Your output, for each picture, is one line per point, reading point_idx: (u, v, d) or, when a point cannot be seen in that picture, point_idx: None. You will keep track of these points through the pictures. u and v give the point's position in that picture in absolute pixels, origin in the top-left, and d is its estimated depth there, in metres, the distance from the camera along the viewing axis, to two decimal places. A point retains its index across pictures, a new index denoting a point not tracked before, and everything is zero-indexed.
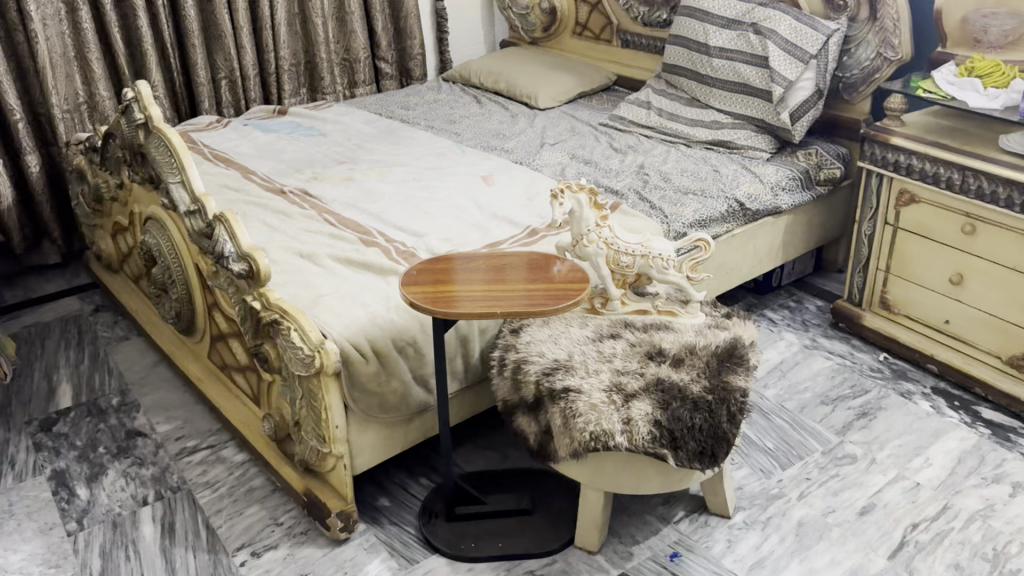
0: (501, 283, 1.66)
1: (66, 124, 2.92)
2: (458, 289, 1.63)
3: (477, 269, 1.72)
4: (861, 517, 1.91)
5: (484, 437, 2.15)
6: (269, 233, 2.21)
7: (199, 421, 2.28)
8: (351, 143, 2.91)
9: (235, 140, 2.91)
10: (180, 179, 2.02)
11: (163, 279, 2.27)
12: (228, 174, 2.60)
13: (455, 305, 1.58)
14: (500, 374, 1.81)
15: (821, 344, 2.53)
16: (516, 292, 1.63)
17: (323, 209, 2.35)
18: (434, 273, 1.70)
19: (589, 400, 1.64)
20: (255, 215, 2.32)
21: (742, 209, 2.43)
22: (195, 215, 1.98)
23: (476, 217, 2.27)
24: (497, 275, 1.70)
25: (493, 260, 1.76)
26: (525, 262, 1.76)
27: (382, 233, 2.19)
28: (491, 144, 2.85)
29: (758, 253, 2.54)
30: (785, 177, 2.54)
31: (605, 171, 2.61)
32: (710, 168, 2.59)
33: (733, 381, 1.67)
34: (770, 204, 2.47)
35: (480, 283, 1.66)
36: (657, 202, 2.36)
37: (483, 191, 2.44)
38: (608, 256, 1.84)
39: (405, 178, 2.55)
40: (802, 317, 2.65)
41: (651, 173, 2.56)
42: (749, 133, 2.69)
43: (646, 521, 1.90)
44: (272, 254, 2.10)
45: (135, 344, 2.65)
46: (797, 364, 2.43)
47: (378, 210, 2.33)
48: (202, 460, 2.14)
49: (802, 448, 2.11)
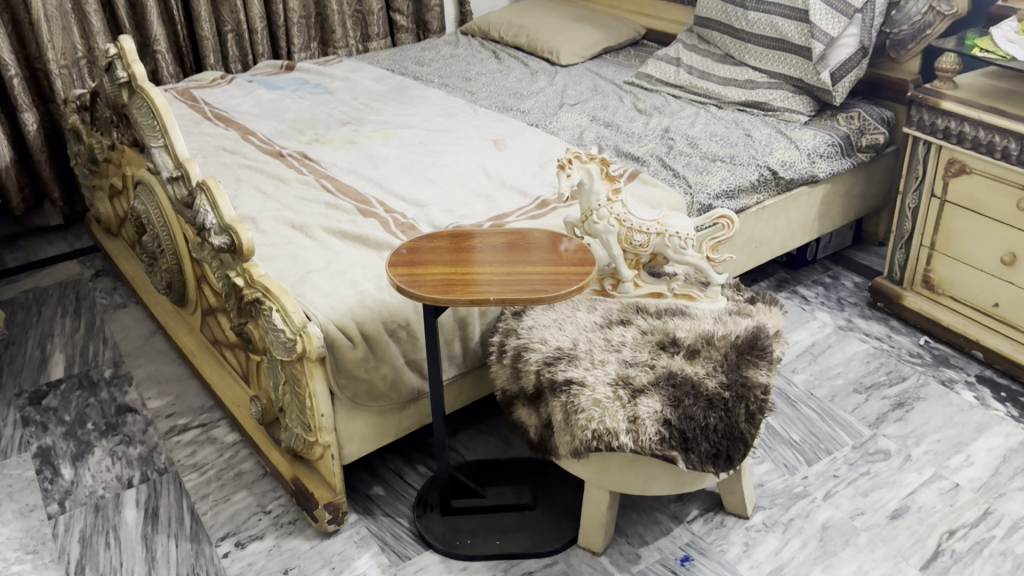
0: (503, 263, 1.51)
1: (64, 80, 2.80)
2: (455, 268, 1.49)
3: (483, 246, 1.57)
4: (892, 521, 1.75)
5: (488, 423, 2.01)
6: (262, 202, 2.08)
7: (191, 397, 2.18)
8: (358, 102, 2.75)
9: (238, 98, 2.77)
10: (163, 142, 1.88)
11: (153, 247, 2.15)
12: (227, 136, 2.47)
13: (447, 287, 1.44)
14: (499, 362, 1.67)
15: (857, 325, 2.34)
16: (516, 275, 1.48)
17: (322, 175, 2.21)
18: (434, 248, 1.56)
19: (593, 395, 1.49)
20: (250, 181, 2.19)
21: (775, 178, 2.24)
22: (178, 181, 1.85)
23: (484, 186, 2.12)
24: (500, 253, 1.55)
25: (502, 237, 1.61)
26: (534, 240, 1.61)
27: (382, 203, 2.05)
28: (506, 104, 2.68)
29: (791, 225, 2.35)
30: (823, 142, 2.33)
31: (626, 135, 2.42)
32: (741, 132, 2.39)
33: (754, 376, 1.51)
34: (805, 172, 2.28)
35: (482, 262, 1.51)
36: (682, 170, 2.18)
37: (492, 157, 2.28)
38: (620, 233, 1.68)
39: (411, 143, 2.39)
40: (836, 295, 2.47)
41: (676, 137, 2.37)
42: (785, 93, 2.48)
43: (656, 520, 1.76)
44: (263, 224, 1.96)
45: (132, 312, 2.55)
46: (829, 347, 2.26)
47: (380, 177, 2.18)
48: (192, 441, 2.04)
49: (831, 442, 1.95)
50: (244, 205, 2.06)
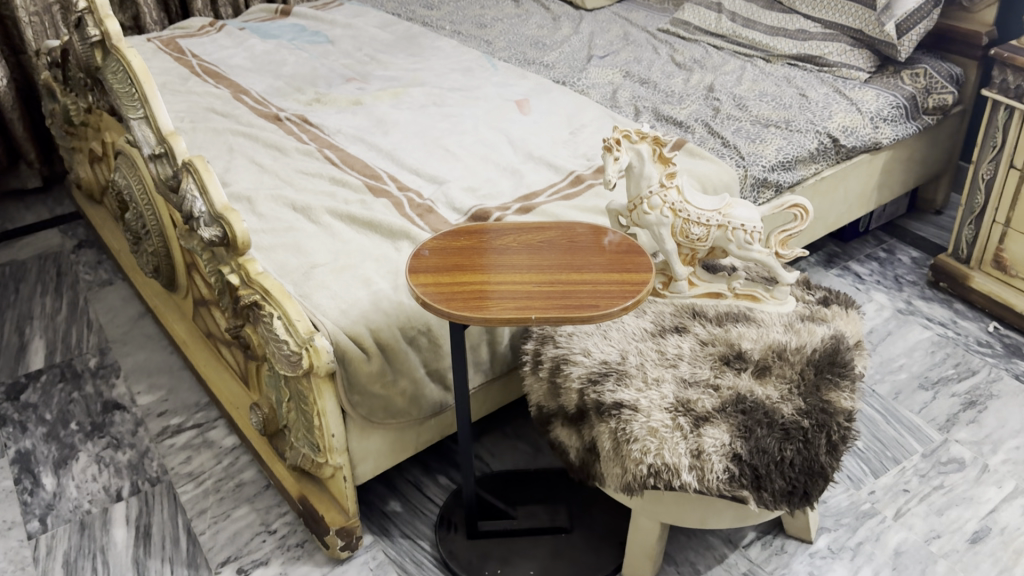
0: (538, 268, 1.28)
1: (35, 28, 2.52)
2: (481, 276, 1.26)
3: (513, 245, 1.34)
4: (973, 546, 1.55)
5: (515, 426, 1.82)
6: (259, 177, 1.84)
7: (185, 393, 1.98)
8: (363, 53, 2.48)
9: (229, 49, 2.50)
10: (143, 113, 1.64)
11: (137, 227, 1.92)
12: (218, 94, 2.21)
13: (473, 300, 1.21)
14: (535, 374, 1.45)
15: (918, 308, 2.13)
16: (553, 283, 1.25)
17: (326, 144, 1.97)
18: (455, 249, 1.32)
19: (649, 422, 1.28)
20: (244, 151, 1.94)
21: (835, 146, 2.00)
22: (161, 159, 1.61)
23: (509, 158, 1.88)
24: (533, 255, 1.31)
25: (535, 232, 1.37)
26: (573, 236, 1.37)
27: (395, 179, 1.82)
28: (527, 57, 2.41)
29: (848, 197, 2.11)
30: (887, 104, 2.08)
31: (665, 94, 2.17)
32: (794, 92, 2.14)
33: (835, 400, 1.30)
34: (868, 139, 2.04)
35: (513, 268, 1.28)
36: (732, 137, 1.94)
37: (516, 122, 2.03)
38: (675, 225, 1.45)
39: (425, 105, 2.14)
40: (893, 272, 2.25)
41: (722, 97, 2.12)
42: (842, 46, 2.21)
43: (708, 545, 1.57)
44: (261, 206, 1.73)
45: (119, 290, 2.33)
46: (889, 335, 2.04)
47: (392, 147, 1.94)
48: (186, 445, 1.84)
49: (898, 449, 1.75)
50: (238, 181, 1.82)
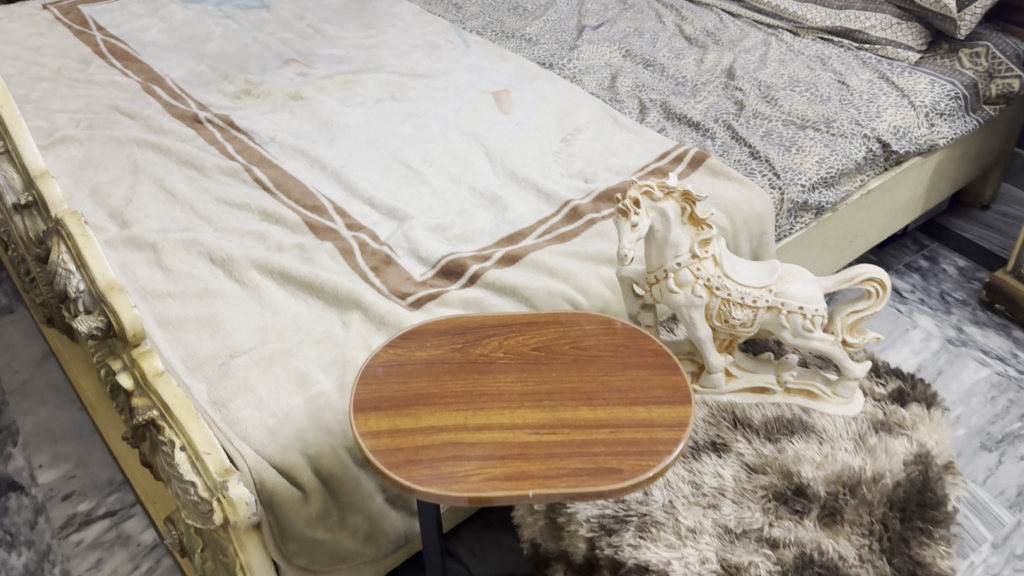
0: (534, 399, 0.93)
1: None
2: (455, 415, 0.91)
3: (500, 357, 0.98)
4: None
5: (501, 513, 1.49)
6: (169, 210, 1.45)
7: (96, 467, 1.62)
8: (307, 23, 2.05)
9: (144, 18, 2.06)
10: (5, 148, 1.24)
11: (19, 270, 1.53)
12: (124, 83, 1.78)
13: (443, 462, 0.86)
14: (528, 505, 1.12)
15: (971, 338, 1.81)
16: (556, 426, 0.90)
17: (258, 158, 1.57)
18: (420, 364, 0.97)
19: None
20: (152, 169, 1.54)
21: (884, 152, 1.63)
22: (30, 210, 1.23)
23: (486, 179, 1.50)
24: (527, 374, 0.96)
25: (530, 330, 1.02)
26: (581, 335, 1.01)
27: (343, 212, 1.44)
28: (505, 29, 2.00)
29: (894, 208, 1.76)
30: (943, 95, 1.71)
31: (675, 81, 1.78)
32: (831, 77, 1.76)
33: (930, 561, 0.98)
34: (923, 141, 1.66)
35: (499, 399, 0.93)
36: (762, 145, 1.57)
37: (494, 125, 1.64)
38: (711, 307, 1.09)
39: (381, 100, 1.74)
40: (938, 288, 1.93)
41: (745, 86, 1.74)
42: (887, 18, 1.83)
43: None
44: (169, 257, 1.34)
45: (19, 322, 1.94)
46: (941, 375, 1.73)
47: (339, 163, 1.55)
48: (96, 542, 1.50)
49: (964, 538, 1.44)
50: (142, 217, 1.43)
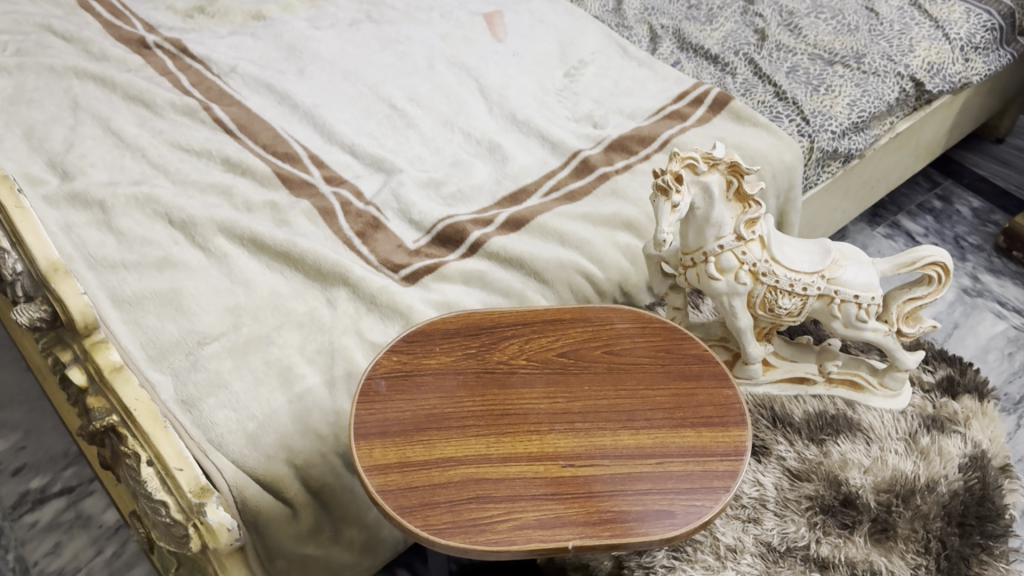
0: (566, 420, 0.80)
1: None
2: (476, 443, 0.78)
3: (521, 365, 0.84)
4: None
5: None
6: (117, 158, 1.25)
7: (47, 437, 1.47)
8: None
9: None
10: None
11: None
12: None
13: (467, 506, 0.73)
14: None
15: (987, 288, 1.71)
16: (594, 456, 0.77)
17: (218, 92, 1.37)
18: (430, 376, 0.83)
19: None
20: (95, 105, 1.33)
21: (917, 92, 1.47)
22: None
23: (483, 123, 1.32)
24: (556, 387, 0.82)
25: (554, 329, 0.87)
26: (613, 335, 0.87)
27: (321, 161, 1.26)
28: None
29: (917, 149, 1.63)
30: (979, 26, 1.55)
31: (687, 4, 1.59)
32: (858, 3, 1.59)
33: None
34: (958, 79, 1.51)
35: (525, 421, 0.80)
36: (787, 84, 1.41)
37: (488, 54, 1.45)
38: (754, 294, 0.96)
39: (356, 21, 1.53)
40: (952, 232, 1.82)
41: (765, 12, 1.56)
42: None
43: None
44: (121, 218, 1.16)
45: None
46: (956, 329, 1.64)
47: (312, 100, 1.35)
48: (53, 524, 1.37)
49: None
50: (86, 166, 1.23)
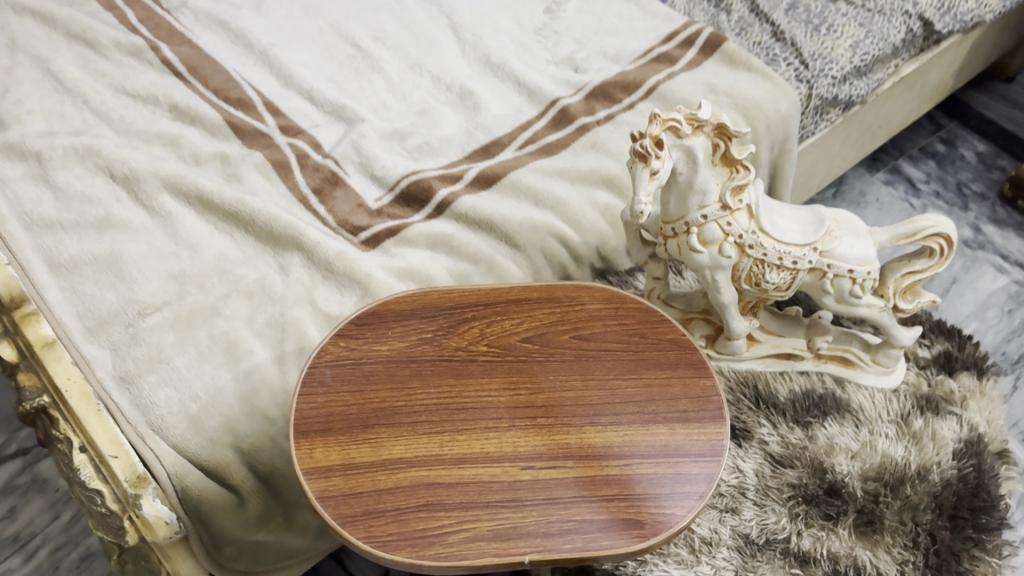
0: (527, 416, 0.73)
1: None
2: (427, 442, 0.71)
3: (481, 352, 0.77)
4: None
5: None
6: (56, 104, 1.15)
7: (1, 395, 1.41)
8: None
9: None
10: None
11: None
12: None
13: (415, 514, 0.66)
14: None
15: (989, 239, 1.63)
16: (557, 457, 0.70)
17: (167, 29, 1.26)
18: (380, 365, 0.75)
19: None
20: (32, 44, 1.22)
21: (925, 32, 1.35)
22: None
23: (454, 66, 1.22)
24: (518, 377, 0.75)
25: (519, 310, 0.80)
26: (583, 317, 0.80)
27: (277, 108, 1.16)
28: None
29: (923, 92, 1.53)
30: None
31: None
32: None
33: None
34: (969, 17, 1.37)
35: (483, 416, 0.73)
36: (787, 21, 1.29)
37: None
38: (740, 268, 0.88)
39: None
40: (955, 179, 1.73)
41: None
42: None
43: None
44: (58, 172, 1.07)
45: None
46: (954, 284, 1.56)
47: (269, 38, 1.24)
48: (8, 488, 1.31)
49: None
50: (21, 113, 1.13)
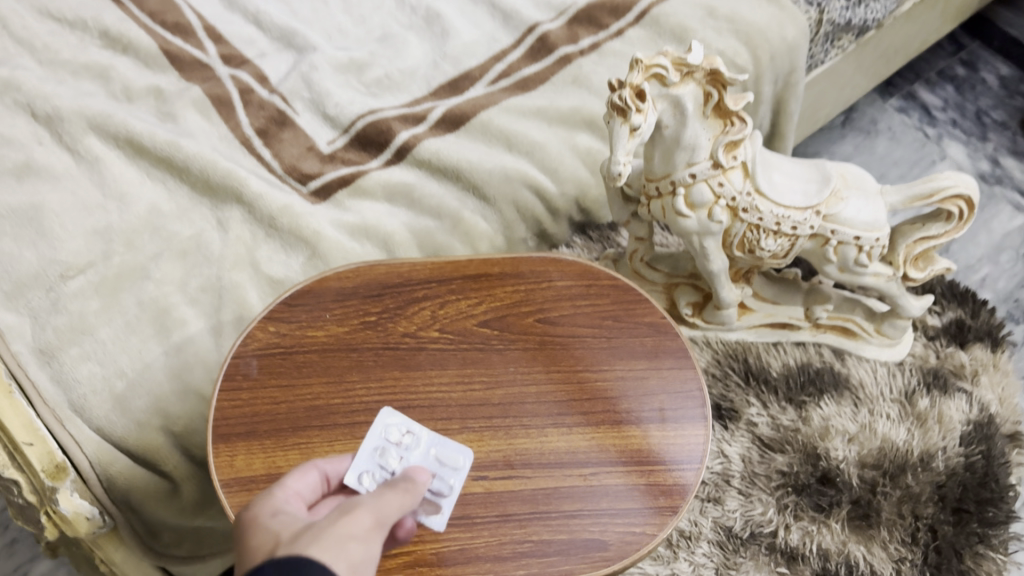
0: (480, 415, 0.64)
1: None
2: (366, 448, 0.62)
3: (431, 338, 0.67)
4: None
5: None
6: None
7: None
8: None
9: None
10: None
11: None
12: None
13: None
14: None
15: (1007, 174, 1.51)
16: (513, 466, 0.62)
17: None
18: (315, 355, 0.66)
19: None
20: None
21: None
22: None
23: None
24: (472, 369, 0.66)
25: (476, 289, 0.70)
26: (550, 297, 0.70)
27: (219, 35, 1.03)
28: None
29: (945, 12, 1.38)
30: None
31: None
32: None
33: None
34: None
35: (431, 415, 0.63)
36: None
37: None
38: (732, 233, 0.78)
39: None
40: (974, 106, 1.60)
41: None
42: None
43: None
44: None
45: None
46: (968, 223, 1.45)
47: None
48: None
49: None
50: None
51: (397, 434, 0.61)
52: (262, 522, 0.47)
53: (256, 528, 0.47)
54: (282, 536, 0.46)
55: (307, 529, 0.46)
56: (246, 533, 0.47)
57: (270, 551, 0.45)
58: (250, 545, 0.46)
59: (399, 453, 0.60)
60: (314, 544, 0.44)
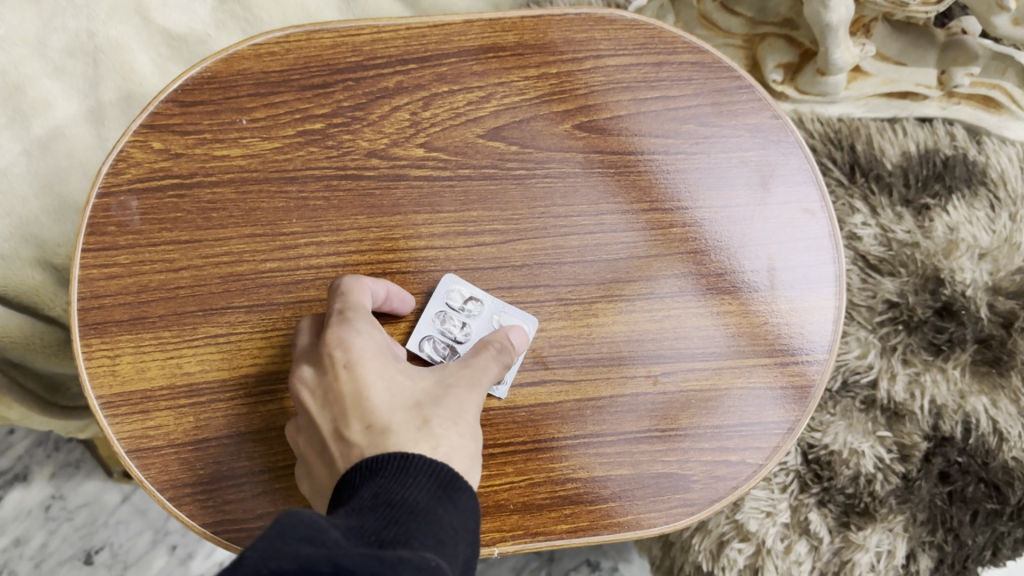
0: (493, 287, 0.42)
1: None
2: None
3: (414, 157, 0.43)
4: None
5: None
6: None
7: None
8: None
9: None
10: None
11: None
12: None
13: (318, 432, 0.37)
14: None
15: None
16: (547, 365, 0.41)
17: None
18: (232, 189, 0.42)
19: (732, 543, 0.56)
20: None
21: None
22: None
23: None
24: (481, 212, 0.42)
25: (479, 71, 0.44)
26: (595, 88, 0.45)
27: None
28: None
29: None
30: None
31: None
32: None
33: None
34: None
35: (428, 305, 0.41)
36: None
37: None
38: None
39: None
40: None
41: None
42: None
43: None
44: None
45: None
46: None
47: None
48: None
49: None
50: None
51: (457, 297, 0.41)
52: (374, 371, 0.32)
53: (365, 380, 0.32)
54: (401, 405, 0.31)
55: (428, 402, 0.32)
56: (349, 381, 0.32)
57: (397, 422, 0.30)
58: (360, 409, 0.31)
59: (459, 321, 0.41)
60: (454, 439, 0.31)
